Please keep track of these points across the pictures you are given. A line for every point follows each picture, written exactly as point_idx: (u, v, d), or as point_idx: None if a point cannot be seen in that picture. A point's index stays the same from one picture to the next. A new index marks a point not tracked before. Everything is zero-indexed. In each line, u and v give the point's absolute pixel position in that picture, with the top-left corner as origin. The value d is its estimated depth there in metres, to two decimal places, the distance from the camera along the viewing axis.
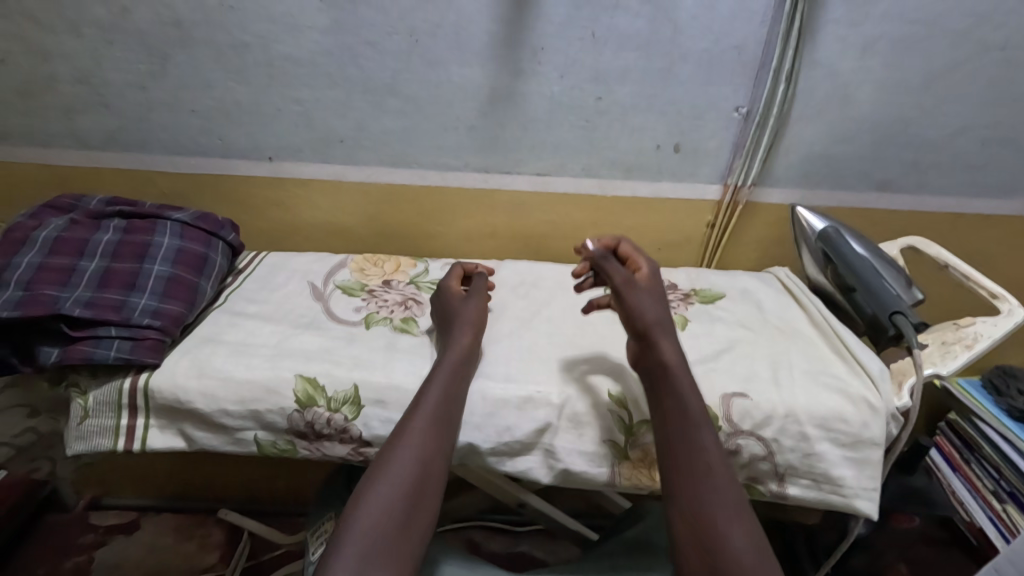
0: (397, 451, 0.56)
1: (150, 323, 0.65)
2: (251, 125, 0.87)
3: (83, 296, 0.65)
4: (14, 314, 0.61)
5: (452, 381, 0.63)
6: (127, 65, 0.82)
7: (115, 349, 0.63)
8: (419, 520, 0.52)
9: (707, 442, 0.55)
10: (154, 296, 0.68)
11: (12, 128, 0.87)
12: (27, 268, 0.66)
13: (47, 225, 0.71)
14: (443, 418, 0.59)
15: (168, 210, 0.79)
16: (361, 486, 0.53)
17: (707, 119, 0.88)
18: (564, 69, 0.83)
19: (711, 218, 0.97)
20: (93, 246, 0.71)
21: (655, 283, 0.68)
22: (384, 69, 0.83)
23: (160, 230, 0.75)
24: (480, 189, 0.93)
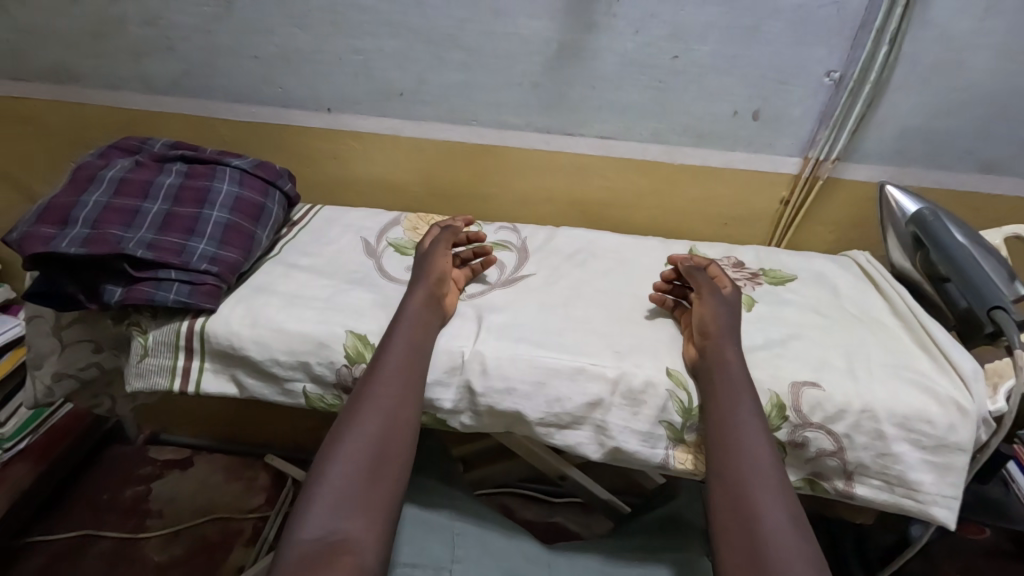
0: (361, 403, 0.57)
1: (207, 270, 0.66)
2: (311, 75, 0.86)
3: (145, 238, 0.65)
4: (79, 251, 0.62)
5: (415, 334, 0.63)
6: (193, 7, 0.81)
7: (173, 292, 0.64)
8: (388, 467, 0.54)
9: (757, 460, 0.54)
10: (213, 243, 0.69)
11: (85, 70, 0.88)
12: (94, 207, 0.66)
13: (114, 165, 0.72)
14: (405, 369, 0.60)
15: (227, 157, 0.79)
16: (327, 440, 0.55)
17: (794, 84, 0.80)
18: (640, 24, 0.77)
19: (786, 195, 0.89)
20: (157, 189, 0.71)
21: (734, 301, 0.69)
22: (448, 18, 0.79)
23: (220, 177, 0.75)
24: (541, 151, 0.89)
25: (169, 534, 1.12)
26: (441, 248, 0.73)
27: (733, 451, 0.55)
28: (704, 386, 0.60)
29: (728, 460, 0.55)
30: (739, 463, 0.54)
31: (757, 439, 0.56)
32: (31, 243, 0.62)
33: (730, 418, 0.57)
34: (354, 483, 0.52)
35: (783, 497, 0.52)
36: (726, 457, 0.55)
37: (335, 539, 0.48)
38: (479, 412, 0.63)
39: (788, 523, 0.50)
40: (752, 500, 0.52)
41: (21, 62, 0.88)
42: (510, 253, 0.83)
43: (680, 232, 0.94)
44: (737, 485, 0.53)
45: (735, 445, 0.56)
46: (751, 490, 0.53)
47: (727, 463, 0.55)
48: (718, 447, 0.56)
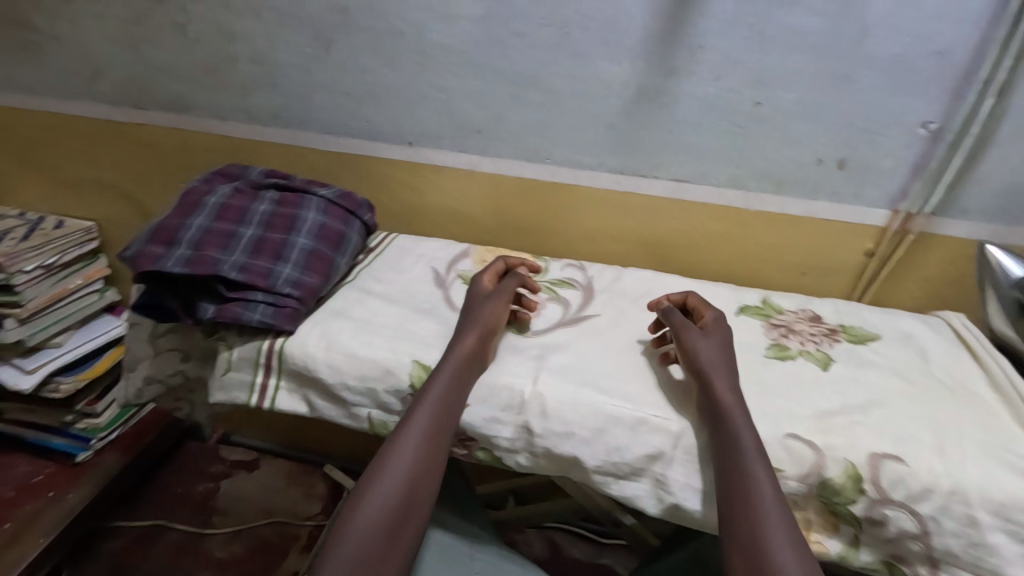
0: (391, 454, 0.57)
1: (290, 293, 0.70)
2: (397, 111, 0.90)
3: (239, 260, 0.71)
4: (182, 271, 0.67)
5: (458, 387, 0.63)
6: (296, 48, 0.88)
7: (259, 313, 0.68)
8: (409, 524, 0.54)
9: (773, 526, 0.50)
10: (296, 267, 0.73)
11: (198, 101, 0.97)
12: (197, 230, 0.72)
13: (215, 191, 0.79)
14: (438, 424, 0.60)
15: (313, 186, 0.84)
16: (355, 492, 0.55)
17: (886, 134, 0.77)
18: (722, 70, 0.76)
19: (871, 248, 0.85)
20: (252, 215, 0.77)
21: (721, 332, 0.68)
22: (530, 62, 0.82)
23: (307, 207, 0.80)
24: (613, 191, 0.89)
25: (231, 533, 1.17)
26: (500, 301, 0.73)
27: (754, 522, 0.51)
28: (716, 448, 0.56)
29: (749, 530, 0.50)
30: (760, 535, 0.50)
31: (780, 515, 0.51)
32: (143, 261, 0.69)
33: (745, 487, 0.53)
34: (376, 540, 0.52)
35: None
36: (746, 532, 0.50)
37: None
38: (537, 453, 0.63)
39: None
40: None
41: (145, 92, 0.98)
42: (575, 291, 0.83)
43: (752, 279, 0.91)
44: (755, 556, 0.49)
45: (755, 518, 0.51)
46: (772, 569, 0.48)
47: (748, 536, 0.50)
48: (738, 514, 0.52)
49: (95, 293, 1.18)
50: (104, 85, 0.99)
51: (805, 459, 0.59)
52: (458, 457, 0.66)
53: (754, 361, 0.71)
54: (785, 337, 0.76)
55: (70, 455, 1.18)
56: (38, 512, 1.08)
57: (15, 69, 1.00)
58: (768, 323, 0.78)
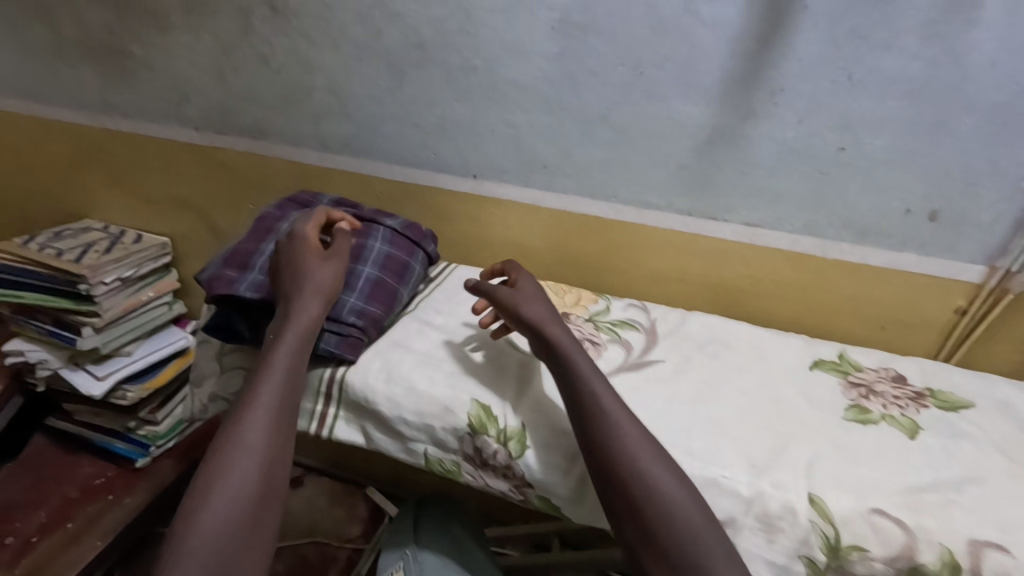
0: (237, 439, 0.54)
1: (354, 322, 0.70)
2: (464, 144, 0.91)
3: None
4: (254, 296, 0.69)
5: (296, 356, 0.61)
6: (370, 81, 0.91)
7: (324, 341, 0.69)
8: (273, 500, 0.53)
9: (674, 490, 0.53)
10: (361, 297, 0.73)
11: (274, 128, 1.01)
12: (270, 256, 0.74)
13: (286, 217, 0.81)
14: (283, 399, 0.59)
15: (380, 216, 0.85)
16: (199, 489, 0.52)
17: (985, 186, 0.72)
18: (804, 113, 0.74)
19: (962, 305, 0.79)
20: (322, 242, 0.78)
21: (539, 290, 0.72)
22: (601, 99, 0.81)
23: (374, 237, 0.81)
24: (680, 233, 0.87)
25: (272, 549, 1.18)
26: (336, 264, 0.70)
27: (614, 441, 0.56)
28: (588, 424, 0.57)
29: (613, 449, 0.55)
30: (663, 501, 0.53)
31: (677, 481, 0.54)
32: (218, 284, 0.71)
33: (596, 419, 0.57)
34: (240, 520, 0.50)
35: (671, 471, 0.55)
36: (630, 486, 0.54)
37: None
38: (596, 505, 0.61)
39: (690, 503, 0.53)
40: (643, 485, 0.53)
41: (226, 118, 1.03)
42: (638, 334, 0.80)
43: (826, 331, 0.86)
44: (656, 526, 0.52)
45: (619, 447, 0.55)
46: (672, 535, 0.51)
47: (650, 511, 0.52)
48: (597, 441, 0.56)
49: (164, 305, 1.22)
50: (189, 111, 1.05)
51: (894, 540, 0.54)
52: (515, 502, 0.65)
53: (831, 422, 0.67)
54: (866, 398, 0.71)
55: (130, 460, 1.22)
56: (97, 514, 1.13)
57: (111, 94, 1.07)
58: (846, 381, 0.73)
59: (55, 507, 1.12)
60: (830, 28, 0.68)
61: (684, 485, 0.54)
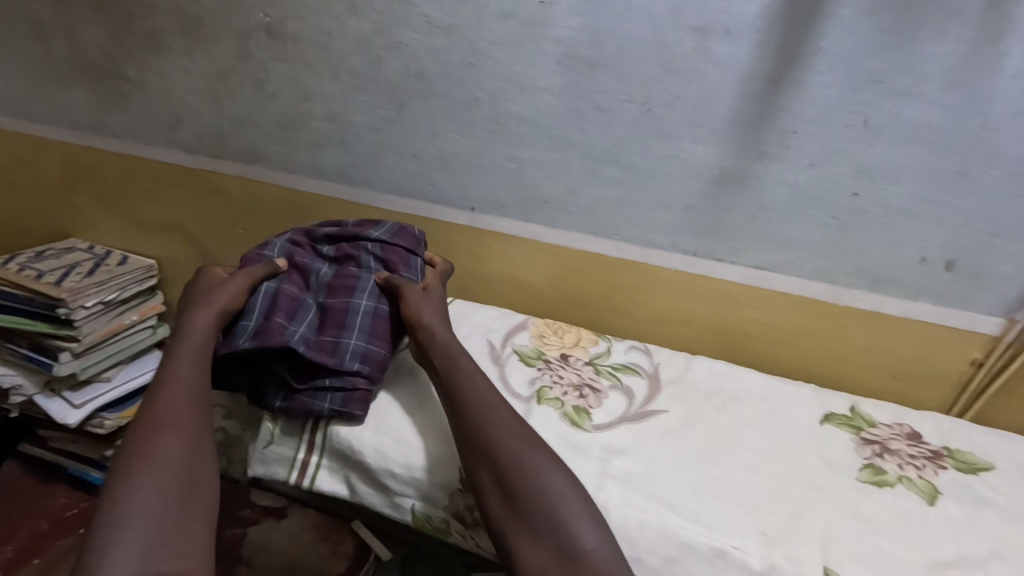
0: (154, 432, 0.56)
1: (359, 372, 0.64)
2: (464, 176, 0.88)
3: (304, 335, 0.65)
4: (250, 348, 0.63)
5: (202, 358, 0.64)
6: (369, 109, 0.88)
7: (328, 400, 0.64)
8: (198, 481, 0.55)
9: (557, 482, 0.54)
10: (363, 336, 0.67)
11: (269, 153, 0.98)
12: (265, 297, 0.68)
13: (273, 248, 0.74)
14: (196, 395, 0.61)
15: (369, 228, 0.76)
16: (120, 480, 0.53)
17: (1005, 239, 0.69)
18: (818, 157, 0.71)
19: (979, 358, 0.76)
20: (315, 282, 0.72)
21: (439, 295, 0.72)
22: (608, 136, 0.78)
23: (366, 258, 0.73)
24: (684, 274, 0.84)
25: None
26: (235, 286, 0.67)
27: (484, 422, 0.58)
28: (470, 423, 0.58)
29: (479, 427, 0.58)
30: (544, 491, 0.53)
31: (561, 473, 0.55)
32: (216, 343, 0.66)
33: (467, 401, 0.60)
34: (170, 499, 0.52)
35: (534, 448, 0.57)
36: (513, 477, 0.54)
37: (162, 563, 0.48)
38: None
39: (558, 478, 0.55)
40: (512, 461, 0.55)
41: (220, 142, 1.00)
42: (640, 379, 0.76)
43: (835, 379, 0.83)
44: (539, 514, 0.52)
45: (487, 427, 0.58)
46: (558, 520, 0.52)
47: (532, 500, 0.53)
48: (466, 423, 0.59)
49: (148, 328, 1.18)
50: (182, 134, 1.02)
51: None
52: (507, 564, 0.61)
53: (846, 484, 0.63)
54: (881, 457, 0.67)
55: None
56: (67, 552, 1.06)
57: (103, 114, 1.04)
58: (860, 438, 0.70)
59: (24, 541, 1.06)
60: (849, 73, 0.66)
61: (554, 462, 0.56)
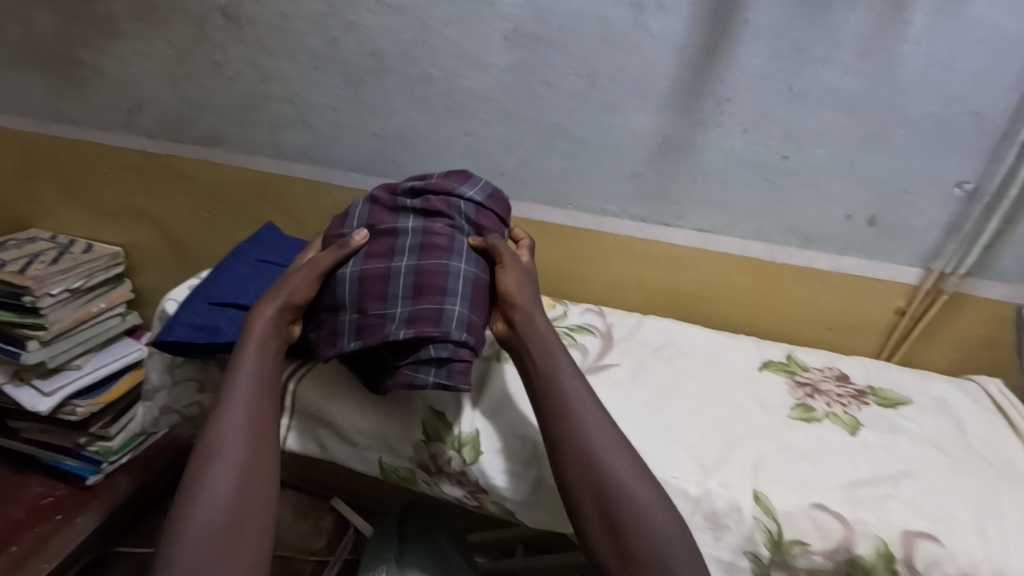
0: (211, 460, 0.54)
1: (466, 343, 0.60)
2: (423, 152, 0.91)
3: (403, 312, 0.60)
4: (358, 345, 0.61)
5: (262, 372, 0.60)
6: (328, 89, 0.90)
7: (433, 373, 0.60)
8: (252, 516, 0.52)
9: (655, 513, 0.52)
10: (466, 302, 0.61)
11: (231, 136, 0.99)
12: (354, 276, 0.63)
13: (355, 217, 0.69)
14: (253, 418, 0.57)
15: (455, 183, 0.68)
16: (179, 510, 0.52)
17: (919, 193, 0.75)
18: (750, 124, 0.76)
19: (903, 306, 0.83)
20: (403, 243, 0.64)
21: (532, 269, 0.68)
22: (557, 109, 0.82)
23: (456, 215, 0.66)
24: (636, 239, 0.88)
25: None
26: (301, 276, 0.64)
27: (581, 436, 0.55)
28: (569, 442, 0.55)
29: (575, 441, 0.55)
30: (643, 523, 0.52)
31: (658, 502, 0.53)
32: (325, 343, 0.64)
33: (565, 411, 0.57)
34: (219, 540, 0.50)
35: (632, 468, 0.55)
36: (615, 505, 0.52)
37: None
38: (550, 507, 0.62)
39: (654, 505, 0.53)
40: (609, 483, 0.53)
41: (181, 126, 1.01)
42: (594, 338, 0.81)
43: (778, 334, 0.89)
44: (637, 547, 0.51)
45: (583, 443, 0.55)
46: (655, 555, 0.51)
47: (631, 532, 0.51)
48: (561, 434, 0.56)
49: (117, 317, 1.19)
50: (142, 119, 1.03)
51: (833, 533, 0.56)
52: (471, 508, 0.65)
53: (779, 421, 0.69)
54: (811, 397, 0.73)
55: (81, 478, 1.17)
56: (47, 535, 1.07)
57: (61, 102, 1.04)
58: (794, 381, 0.76)
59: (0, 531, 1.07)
60: (773, 43, 0.71)
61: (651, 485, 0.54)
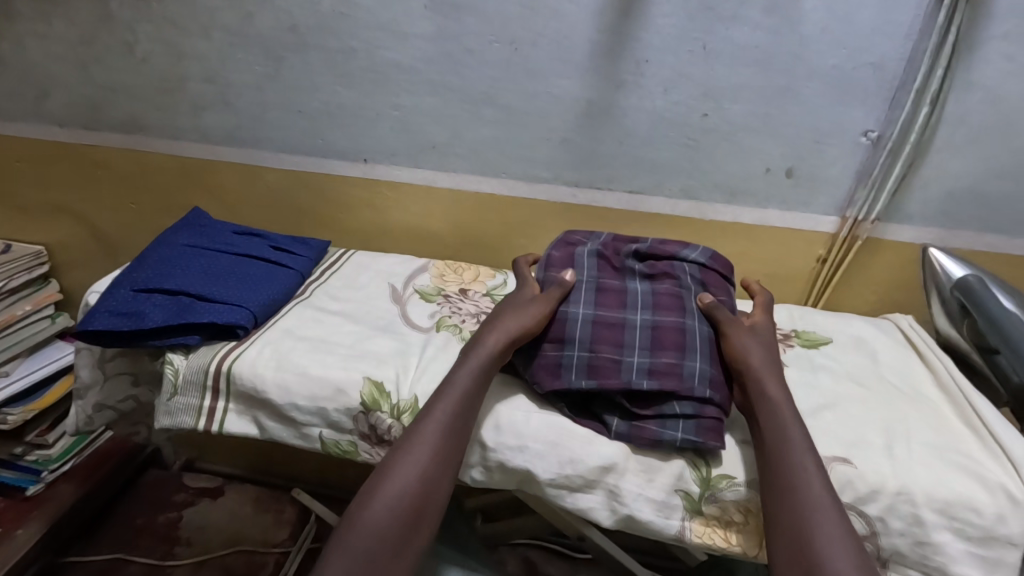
0: (405, 450, 0.56)
1: (710, 401, 0.59)
2: (352, 128, 0.90)
3: (644, 363, 0.61)
4: (590, 385, 0.60)
5: (472, 388, 0.60)
6: (247, 67, 0.88)
7: (680, 429, 0.58)
8: (423, 521, 0.53)
9: None
10: (705, 361, 0.61)
11: (150, 122, 0.96)
12: (587, 319, 0.64)
13: (582, 265, 0.70)
14: (451, 433, 0.57)
15: (678, 246, 0.71)
16: (364, 489, 0.54)
17: (830, 144, 0.79)
18: (669, 83, 0.78)
19: (824, 253, 0.87)
20: (635, 298, 0.66)
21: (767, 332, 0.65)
22: (481, 78, 0.83)
23: (683, 275, 0.68)
24: (571, 205, 0.90)
25: (194, 563, 1.09)
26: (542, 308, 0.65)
27: (797, 498, 0.51)
28: (777, 498, 0.52)
29: (787, 499, 0.51)
30: None
31: None
32: (545, 374, 0.62)
33: (782, 459, 0.53)
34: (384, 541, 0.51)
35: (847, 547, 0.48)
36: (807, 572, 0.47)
37: None
38: (490, 467, 0.61)
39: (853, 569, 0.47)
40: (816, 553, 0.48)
41: (96, 113, 0.97)
42: None
43: None
44: None
45: (795, 487, 0.52)
46: None
47: None
48: (775, 489, 0.52)
49: (46, 319, 1.13)
50: (52, 107, 0.97)
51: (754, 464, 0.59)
52: None
53: None
54: None
55: (20, 489, 1.09)
56: None
57: None
58: None
59: None
60: (683, 2, 0.73)
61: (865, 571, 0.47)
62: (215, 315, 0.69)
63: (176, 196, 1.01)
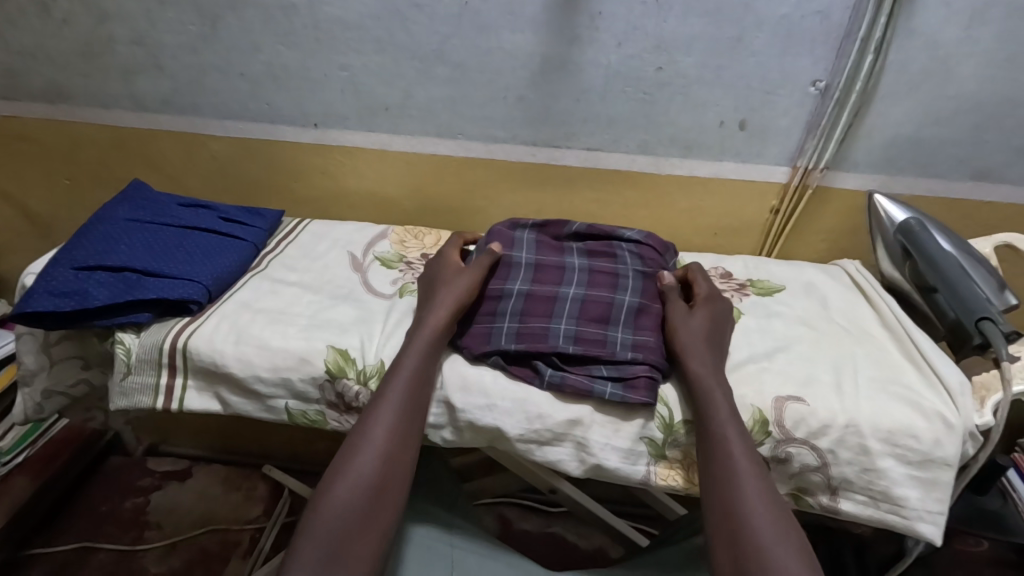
0: (364, 435, 0.55)
1: (636, 361, 0.61)
2: (299, 90, 0.86)
3: (569, 330, 0.63)
4: (518, 349, 0.62)
5: (426, 366, 0.60)
6: (178, 27, 0.82)
7: (610, 387, 0.60)
8: (390, 495, 0.53)
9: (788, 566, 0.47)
10: (629, 330, 0.64)
11: (76, 89, 0.89)
12: (520, 295, 0.67)
13: (523, 244, 0.73)
14: (405, 412, 0.57)
15: (614, 229, 0.75)
16: (326, 476, 0.54)
17: (779, 94, 0.80)
18: (623, 36, 0.77)
19: (776, 203, 0.89)
20: (570, 274, 0.70)
21: (711, 303, 0.67)
22: (431, 34, 0.80)
23: (620, 257, 0.72)
24: (530, 164, 0.89)
25: (167, 545, 1.08)
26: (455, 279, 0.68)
27: (732, 490, 0.51)
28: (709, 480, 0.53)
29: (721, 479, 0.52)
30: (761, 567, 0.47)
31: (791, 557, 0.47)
32: (477, 340, 0.64)
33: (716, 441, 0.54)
34: (351, 525, 0.51)
35: (784, 541, 0.48)
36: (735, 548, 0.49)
37: None
38: (460, 427, 0.62)
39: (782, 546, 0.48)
40: (755, 551, 0.48)
41: (15, 82, 0.90)
42: None
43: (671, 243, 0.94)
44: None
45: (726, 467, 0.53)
46: None
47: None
48: (713, 481, 0.53)
49: None
50: None
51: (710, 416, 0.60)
52: None
53: None
54: None
55: None
56: None
57: None
58: None
59: None
60: None
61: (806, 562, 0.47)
62: (163, 290, 0.67)
63: (113, 168, 0.95)
